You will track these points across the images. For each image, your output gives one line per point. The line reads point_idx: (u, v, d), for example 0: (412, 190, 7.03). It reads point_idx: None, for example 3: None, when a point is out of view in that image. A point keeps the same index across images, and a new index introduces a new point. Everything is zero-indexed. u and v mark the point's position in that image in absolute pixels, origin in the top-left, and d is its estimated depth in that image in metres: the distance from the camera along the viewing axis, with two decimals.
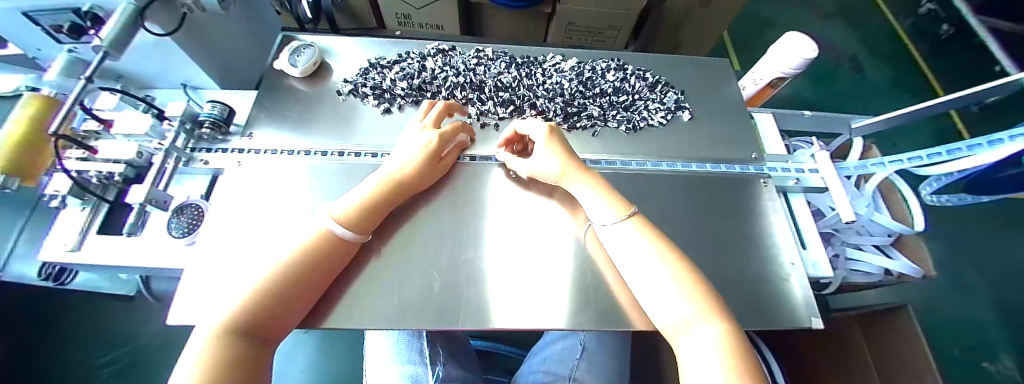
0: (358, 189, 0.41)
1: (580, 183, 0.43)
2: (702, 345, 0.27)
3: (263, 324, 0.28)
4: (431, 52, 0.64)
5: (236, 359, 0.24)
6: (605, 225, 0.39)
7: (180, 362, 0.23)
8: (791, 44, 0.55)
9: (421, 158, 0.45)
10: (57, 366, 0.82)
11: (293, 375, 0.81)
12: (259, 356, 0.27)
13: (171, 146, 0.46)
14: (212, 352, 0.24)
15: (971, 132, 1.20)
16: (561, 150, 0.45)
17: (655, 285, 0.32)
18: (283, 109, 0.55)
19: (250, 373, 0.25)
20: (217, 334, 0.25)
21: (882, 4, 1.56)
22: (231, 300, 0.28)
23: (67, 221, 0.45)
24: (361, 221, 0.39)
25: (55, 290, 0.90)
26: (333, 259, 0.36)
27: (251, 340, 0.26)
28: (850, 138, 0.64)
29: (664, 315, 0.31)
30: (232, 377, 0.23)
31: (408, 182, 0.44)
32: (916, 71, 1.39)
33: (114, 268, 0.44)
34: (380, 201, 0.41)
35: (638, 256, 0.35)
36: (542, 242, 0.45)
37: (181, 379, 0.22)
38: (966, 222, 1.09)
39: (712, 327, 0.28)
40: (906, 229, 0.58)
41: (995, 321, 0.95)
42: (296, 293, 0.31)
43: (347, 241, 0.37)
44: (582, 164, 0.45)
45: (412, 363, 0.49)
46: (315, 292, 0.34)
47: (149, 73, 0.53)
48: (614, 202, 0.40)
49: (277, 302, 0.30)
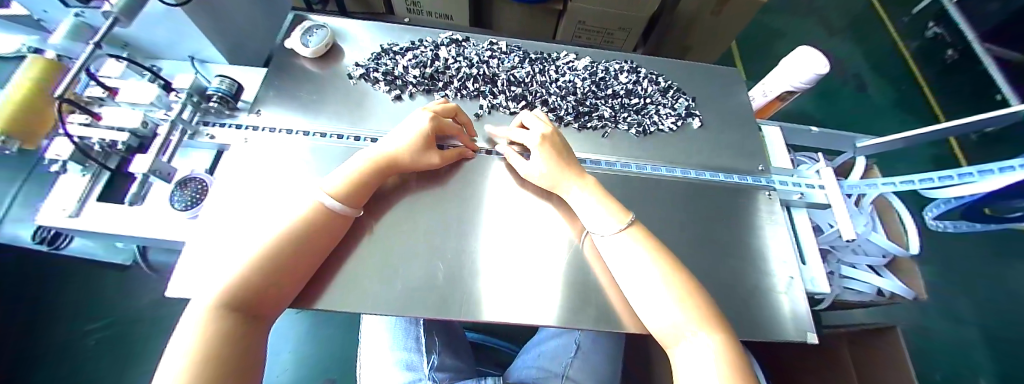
0: (345, 166, 0.40)
1: (575, 187, 0.43)
2: (699, 354, 0.28)
3: (255, 301, 0.28)
4: (445, 41, 0.63)
5: (231, 340, 0.25)
6: (604, 236, 0.39)
7: (177, 335, 0.24)
8: (803, 58, 0.54)
9: (419, 138, 0.45)
10: (47, 333, 0.82)
11: (282, 355, 0.82)
12: (251, 333, 0.27)
13: (177, 117, 0.45)
14: (209, 326, 0.24)
15: (967, 158, 1.21)
16: (553, 159, 0.45)
17: (650, 291, 0.33)
18: (293, 88, 0.54)
19: (245, 348, 0.25)
20: (213, 309, 0.25)
21: (891, 24, 1.56)
22: (225, 274, 0.28)
23: (66, 186, 0.44)
24: (354, 194, 0.39)
25: (44, 258, 0.89)
26: (324, 235, 0.36)
27: (245, 319, 0.27)
28: (854, 156, 0.64)
29: (659, 320, 0.32)
30: (233, 358, 0.24)
31: (404, 162, 0.44)
32: (920, 95, 1.39)
33: (113, 236, 0.44)
34: (371, 177, 0.41)
35: (636, 262, 0.35)
36: (538, 238, 0.45)
37: (178, 358, 0.22)
38: (958, 248, 1.10)
39: (706, 335, 0.29)
40: (901, 250, 0.59)
41: (977, 347, 0.97)
42: (289, 270, 0.32)
43: (338, 215, 0.37)
44: (576, 169, 0.45)
45: (408, 350, 0.49)
46: (309, 269, 0.34)
47: (156, 43, 0.52)
48: (614, 210, 0.40)
49: (271, 280, 0.30)
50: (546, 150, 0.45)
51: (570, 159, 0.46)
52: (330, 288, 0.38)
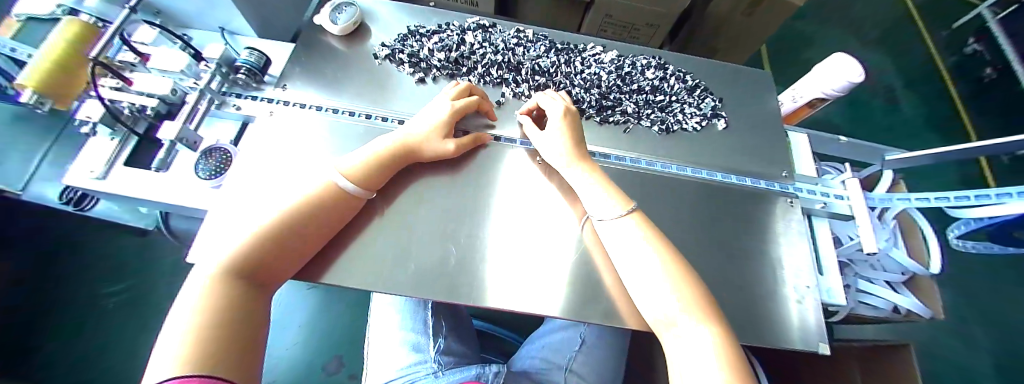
0: (370, 146, 0.41)
1: (577, 169, 0.42)
2: (693, 345, 0.28)
3: (260, 274, 0.28)
4: (472, 26, 0.63)
5: (236, 307, 0.25)
6: (604, 220, 0.38)
7: (179, 303, 0.24)
8: (838, 65, 0.53)
9: (443, 125, 0.45)
10: (70, 291, 0.85)
11: (291, 328, 0.84)
12: (256, 300, 0.27)
13: (206, 87, 0.46)
14: (213, 296, 0.24)
15: (997, 181, 1.17)
16: (569, 138, 0.44)
17: (648, 278, 0.33)
18: (319, 65, 0.55)
19: (250, 312, 0.26)
20: (216, 277, 0.26)
21: (928, 37, 1.50)
22: (229, 244, 0.28)
23: (95, 148, 0.45)
24: (368, 175, 0.38)
25: (69, 219, 0.92)
26: (329, 215, 0.35)
27: (248, 291, 0.27)
28: (881, 169, 0.63)
29: (654, 307, 0.32)
30: (237, 318, 0.24)
31: (419, 150, 0.44)
32: (951, 113, 1.35)
33: (137, 200, 0.45)
34: (390, 162, 0.41)
35: (636, 249, 0.35)
36: (545, 226, 0.45)
37: (181, 320, 0.22)
38: (980, 272, 1.07)
39: (705, 328, 0.29)
40: (921, 269, 0.57)
41: (992, 374, 0.94)
42: (297, 241, 0.32)
43: (351, 197, 0.37)
44: (584, 154, 0.44)
45: (416, 332, 0.50)
46: (317, 241, 0.35)
47: (188, 13, 0.53)
48: (616, 196, 0.40)
49: (277, 251, 0.30)
50: (564, 131, 0.45)
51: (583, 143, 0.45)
52: (333, 264, 0.38)
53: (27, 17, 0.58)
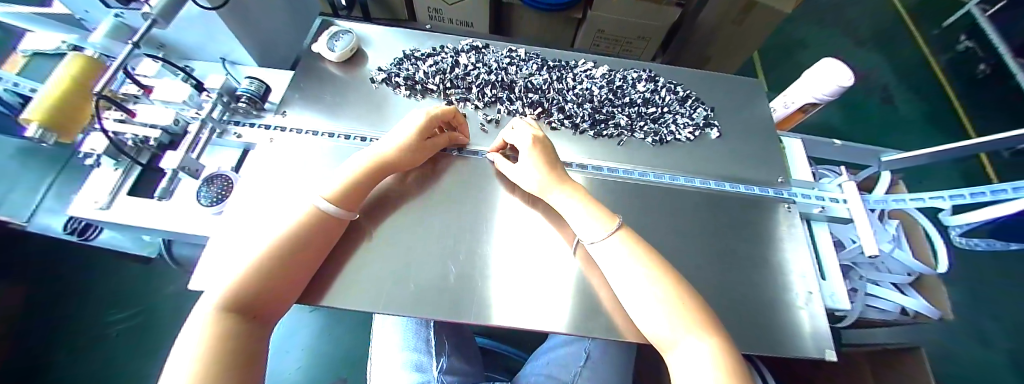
0: (352, 161, 0.42)
1: (564, 195, 0.42)
2: (692, 359, 0.28)
3: (258, 305, 0.29)
4: (465, 48, 0.64)
5: (231, 339, 0.25)
6: (594, 242, 0.38)
7: (181, 338, 0.24)
8: (827, 70, 0.54)
9: (413, 135, 0.45)
10: (72, 319, 0.85)
11: (295, 352, 0.84)
12: (256, 332, 0.28)
13: (207, 116, 0.47)
14: (213, 332, 0.25)
15: (999, 176, 1.17)
16: (541, 161, 0.44)
17: (643, 299, 0.32)
18: (317, 91, 0.56)
19: (248, 345, 0.26)
20: (214, 313, 0.26)
21: (919, 37, 1.52)
22: (227, 278, 0.28)
23: (99, 178, 0.46)
24: (349, 196, 0.39)
25: (75, 248, 0.93)
26: (318, 240, 0.35)
27: (249, 323, 0.27)
28: (877, 171, 0.63)
29: (654, 327, 0.31)
30: (233, 351, 0.24)
31: (393, 162, 0.44)
32: (948, 110, 1.35)
33: (140, 229, 0.46)
34: (362, 182, 0.40)
35: (625, 269, 0.35)
36: (539, 245, 0.45)
37: (184, 358, 0.22)
38: (990, 270, 1.05)
39: (700, 340, 0.29)
40: (926, 269, 0.57)
41: (1011, 375, 0.92)
42: (294, 269, 0.32)
43: (335, 219, 0.37)
44: (563, 176, 0.44)
45: (418, 351, 0.49)
46: (307, 274, 0.34)
47: (191, 45, 0.54)
48: (600, 215, 0.39)
49: (271, 283, 0.30)
50: (536, 159, 0.45)
51: (558, 162, 0.46)
52: (331, 288, 0.38)
53: (32, 53, 0.61)
